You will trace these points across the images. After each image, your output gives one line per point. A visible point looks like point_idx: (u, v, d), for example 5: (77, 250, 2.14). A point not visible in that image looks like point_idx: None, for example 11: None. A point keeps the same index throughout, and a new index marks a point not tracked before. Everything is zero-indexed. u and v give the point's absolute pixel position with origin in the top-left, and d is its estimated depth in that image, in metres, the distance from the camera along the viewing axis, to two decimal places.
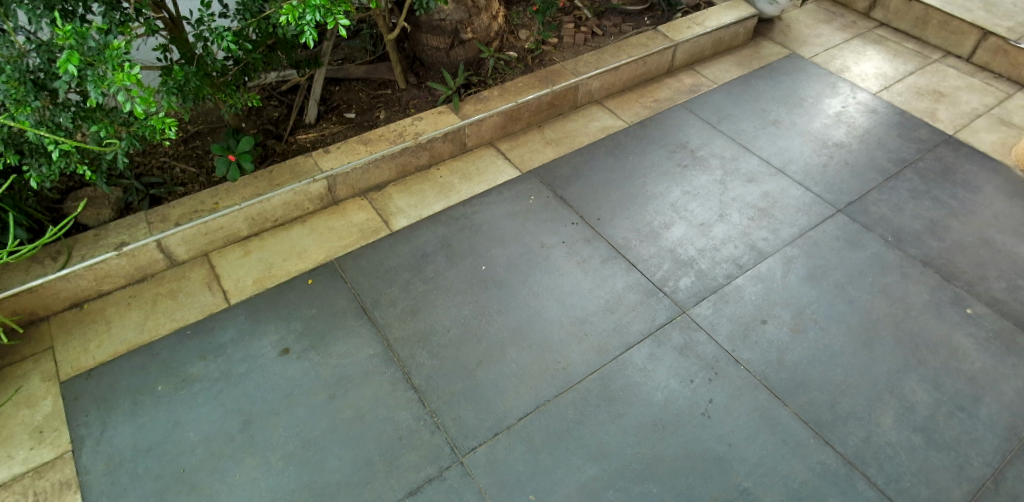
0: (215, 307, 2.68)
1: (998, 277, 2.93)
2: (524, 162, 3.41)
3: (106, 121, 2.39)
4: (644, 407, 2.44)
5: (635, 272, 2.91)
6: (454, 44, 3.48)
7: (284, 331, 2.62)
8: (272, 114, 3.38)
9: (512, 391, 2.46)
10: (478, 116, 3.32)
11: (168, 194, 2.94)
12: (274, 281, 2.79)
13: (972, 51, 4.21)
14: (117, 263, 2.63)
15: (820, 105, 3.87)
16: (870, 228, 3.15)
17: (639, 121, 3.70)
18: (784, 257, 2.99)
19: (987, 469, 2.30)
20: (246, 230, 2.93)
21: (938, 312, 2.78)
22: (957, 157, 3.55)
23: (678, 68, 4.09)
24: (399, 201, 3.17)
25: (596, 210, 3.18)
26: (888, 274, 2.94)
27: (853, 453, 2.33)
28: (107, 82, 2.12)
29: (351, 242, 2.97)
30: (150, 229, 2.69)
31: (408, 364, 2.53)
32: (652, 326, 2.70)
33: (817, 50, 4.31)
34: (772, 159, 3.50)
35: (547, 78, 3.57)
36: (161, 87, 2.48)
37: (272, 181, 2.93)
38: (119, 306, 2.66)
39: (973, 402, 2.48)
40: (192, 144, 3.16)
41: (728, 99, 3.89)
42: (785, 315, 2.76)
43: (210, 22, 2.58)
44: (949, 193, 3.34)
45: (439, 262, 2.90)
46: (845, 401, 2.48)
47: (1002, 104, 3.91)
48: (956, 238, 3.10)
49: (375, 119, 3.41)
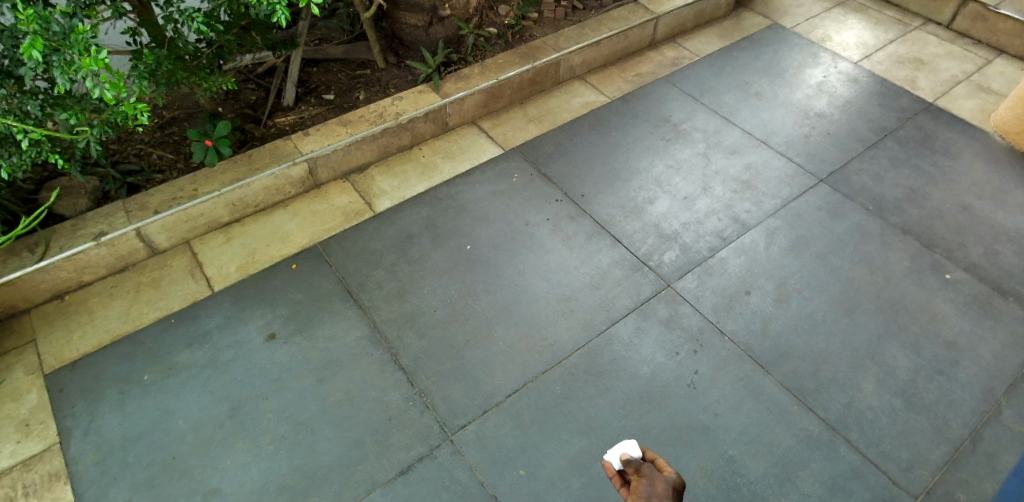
0: (199, 294, 2.67)
1: (975, 242, 2.98)
2: (507, 140, 3.39)
3: (77, 108, 2.34)
4: (632, 380, 2.47)
5: (621, 248, 2.92)
6: (433, 22, 3.42)
7: (270, 317, 2.61)
8: (249, 97, 3.32)
9: (500, 370, 2.48)
10: (459, 94, 3.29)
11: (145, 182, 2.89)
12: (258, 267, 2.77)
13: (951, 19, 4.22)
14: (98, 253, 2.59)
15: (802, 75, 3.87)
16: (851, 198, 3.18)
17: (621, 96, 3.68)
18: (767, 228, 3.02)
19: (965, 431, 2.36)
20: (228, 216, 2.89)
21: (918, 278, 2.84)
22: (936, 125, 3.57)
23: (659, 41, 4.06)
24: (382, 183, 3.15)
25: (580, 187, 3.17)
26: (869, 242, 2.98)
27: (835, 419, 2.39)
28: (75, 67, 2.09)
29: (334, 225, 2.95)
30: (128, 218, 2.66)
31: (395, 345, 2.54)
32: (638, 301, 2.72)
33: (799, 20, 4.29)
34: (755, 131, 3.51)
35: (527, 55, 3.53)
36: (132, 71, 2.43)
37: (252, 166, 2.89)
38: (102, 297, 2.63)
39: (951, 366, 2.54)
40: (169, 130, 3.10)
41: (710, 71, 3.88)
42: (768, 286, 2.79)
43: (179, 4, 2.52)
44: (929, 161, 3.37)
45: (424, 243, 2.89)
46: (827, 368, 2.53)
47: (981, 71, 3.93)
48: (935, 206, 3.14)
49: (355, 100, 3.34)
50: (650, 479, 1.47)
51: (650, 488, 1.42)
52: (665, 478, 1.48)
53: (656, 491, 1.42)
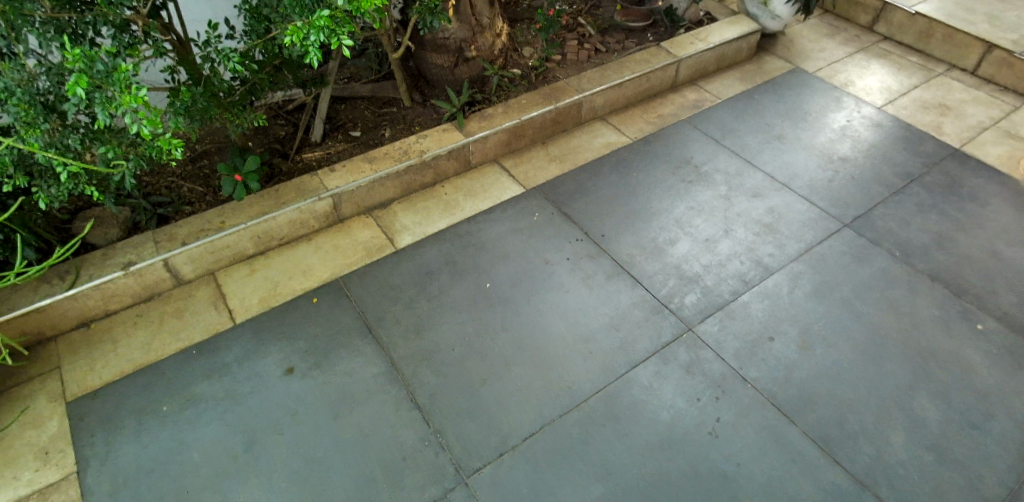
0: (221, 326, 2.69)
1: (1008, 292, 2.90)
2: (528, 179, 3.42)
3: (114, 143, 2.42)
4: (651, 426, 2.42)
5: (641, 288, 2.90)
6: (459, 61, 3.54)
7: (289, 350, 2.62)
8: (279, 133, 3.42)
9: (517, 409, 2.45)
10: (482, 133, 3.34)
11: (175, 214, 2.96)
12: (279, 300, 2.80)
13: (976, 65, 4.22)
14: (125, 282, 2.64)
15: (825, 119, 3.87)
16: (877, 243, 3.13)
17: (643, 136, 3.71)
18: (790, 272, 2.98)
19: (1003, 490, 2.25)
20: (252, 249, 2.94)
21: (948, 328, 2.76)
22: (964, 171, 3.53)
23: (681, 84, 4.11)
24: (404, 219, 3.18)
25: (601, 227, 3.18)
26: (895, 288, 2.91)
27: (863, 473, 2.30)
28: (115, 104, 2.16)
29: (356, 259, 2.98)
30: (156, 248, 2.71)
31: (412, 382, 2.52)
32: (658, 344, 2.68)
33: (820, 64, 4.32)
34: (777, 174, 3.49)
35: (550, 95, 3.59)
36: (169, 107, 2.52)
37: (277, 200, 2.94)
38: (126, 326, 2.67)
39: (986, 420, 2.44)
40: (200, 163, 3.19)
41: (732, 113, 3.90)
42: (792, 331, 2.74)
43: (216, 44, 2.65)
44: (957, 207, 3.32)
45: (443, 279, 2.90)
46: (854, 419, 2.45)
47: (1008, 117, 3.90)
48: (964, 252, 3.08)
49: (380, 137, 3.41)
50: None
51: None
52: None
53: None
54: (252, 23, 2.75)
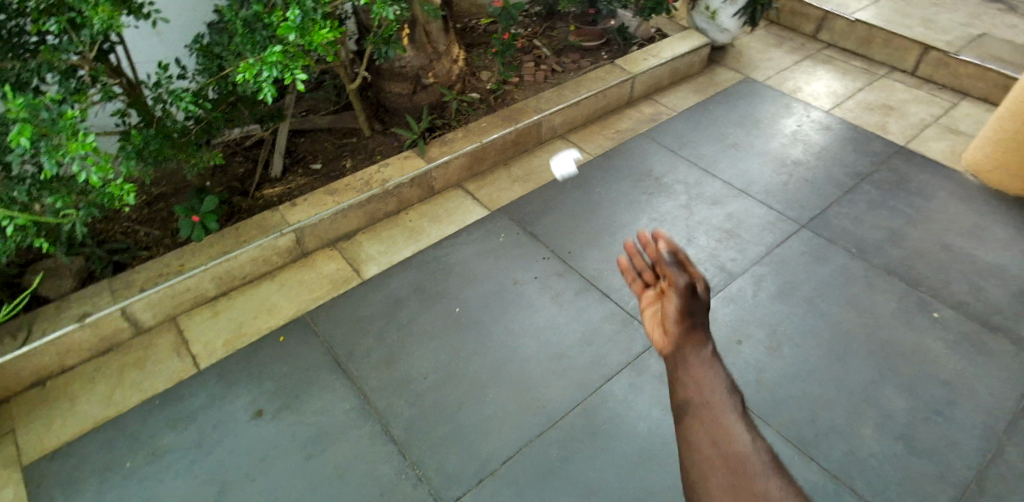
0: (185, 372, 2.62)
1: (959, 281, 3.01)
2: (492, 201, 3.44)
3: (64, 191, 2.36)
4: (629, 439, 2.42)
5: (610, 302, 2.92)
6: (417, 88, 3.55)
7: (257, 391, 2.56)
8: (237, 170, 3.38)
9: (493, 433, 2.43)
10: (444, 159, 3.36)
11: (132, 260, 2.89)
12: (245, 341, 2.74)
13: (914, 66, 4.42)
14: (81, 335, 2.56)
15: (777, 125, 3.99)
16: (834, 242, 3.22)
17: (603, 152, 3.77)
18: (753, 276, 3.04)
19: (970, 473, 2.31)
20: (214, 290, 2.88)
21: (907, 319, 2.84)
22: (910, 167, 3.67)
23: (637, 98, 4.20)
24: (369, 249, 3.16)
25: (567, 243, 3.20)
26: (855, 285, 3.00)
27: (837, 468, 2.33)
28: (62, 152, 2.11)
29: (322, 293, 2.95)
30: (113, 297, 2.64)
31: (386, 414, 2.49)
32: (630, 357, 2.70)
33: (769, 73, 4.47)
34: (735, 181, 3.58)
35: (509, 117, 3.63)
36: (120, 152, 2.48)
37: (238, 238, 2.90)
38: (84, 381, 2.58)
39: (949, 407, 2.51)
40: (156, 207, 3.14)
41: (688, 125, 4.00)
42: (759, 334, 2.78)
43: (168, 85, 2.62)
44: (906, 202, 3.44)
45: (412, 307, 2.88)
46: (825, 416, 2.49)
47: (947, 114, 4.08)
48: (916, 245, 3.19)
49: (341, 168, 3.40)
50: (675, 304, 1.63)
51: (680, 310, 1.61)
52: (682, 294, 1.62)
53: (687, 313, 1.59)
54: (205, 61, 2.75)
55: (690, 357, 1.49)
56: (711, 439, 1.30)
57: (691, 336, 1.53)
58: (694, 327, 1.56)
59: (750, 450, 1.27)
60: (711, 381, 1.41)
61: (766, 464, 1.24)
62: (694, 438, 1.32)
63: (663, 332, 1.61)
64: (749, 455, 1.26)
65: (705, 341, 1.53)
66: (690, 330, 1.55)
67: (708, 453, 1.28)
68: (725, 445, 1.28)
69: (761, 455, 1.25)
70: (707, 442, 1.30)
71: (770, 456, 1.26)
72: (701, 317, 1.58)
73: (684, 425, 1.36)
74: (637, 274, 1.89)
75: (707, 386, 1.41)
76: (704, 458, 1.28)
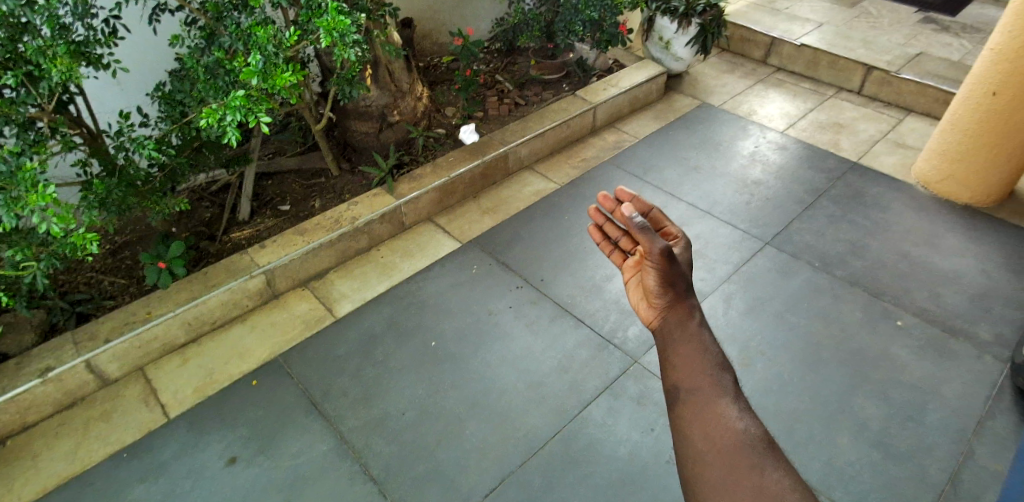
0: (154, 423, 2.55)
1: (919, 288, 3.12)
2: (463, 233, 3.47)
3: (23, 244, 2.32)
4: (611, 463, 2.42)
5: (584, 327, 2.95)
6: (383, 127, 3.61)
7: (230, 438, 2.50)
8: (204, 215, 3.36)
9: (475, 466, 2.40)
10: (413, 194, 3.39)
11: (96, 310, 2.83)
12: (216, 387, 2.68)
13: (860, 85, 4.64)
14: (44, 390, 2.48)
15: (735, 147, 4.14)
16: (798, 256, 3.32)
17: (570, 180, 3.85)
18: (723, 294, 3.11)
19: (945, 475, 2.36)
20: (183, 337, 2.83)
21: (872, 328, 2.93)
22: (864, 181, 3.83)
23: (600, 127, 4.32)
24: (342, 287, 3.15)
25: (539, 271, 3.24)
26: (820, 298, 3.08)
27: (817, 479, 2.36)
28: (21, 204, 2.09)
29: (294, 334, 2.92)
30: (77, 349, 2.57)
31: (365, 454, 2.44)
32: (607, 380, 2.71)
33: (725, 98, 4.65)
34: (699, 203, 3.68)
35: (476, 150, 3.70)
36: (81, 202, 2.46)
37: (206, 283, 2.87)
38: (47, 438, 2.49)
39: (919, 411, 2.58)
40: (120, 255, 3.09)
41: (651, 150, 4.12)
42: (732, 351, 2.83)
43: (130, 133, 2.62)
44: (863, 215, 3.58)
45: (387, 343, 2.86)
46: (802, 427, 2.53)
47: (895, 129, 4.29)
48: (876, 256, 3.31)
49: (310, 208, 3.40)
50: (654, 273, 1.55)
51: (661, 283, 1.55)
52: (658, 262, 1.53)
53: (669, 286, 1.54)
54: (167, 109, 2.79)
55: (676, 333, 1.50)
56: (704, 427, 1.34)
57: (675, 309, 1.53)
58: (678, 298, 1.54)
59: (740, 432, 1.31)
60: (699, 358, 1.44)
61: (757, 443, 1.30)
62: (686, 425, 1.36)
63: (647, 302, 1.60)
64: (739, 439, 1.30)
65: (690, 310, 1.54)
66: (674, 300, 1.54)
67: (702, 441, 1.32)
68: (716, 431, 1.32)
69: (751, 435, 1.31)
70: (700, 431, 1.34)
71: (760, 434, 1.31)
72: (682, 283, 1.56)
73: (678, 414, 1.39)
74: (611, 241, 1.83)
75: (696, 365, 1.44)
76: (698, 447, 1.32)
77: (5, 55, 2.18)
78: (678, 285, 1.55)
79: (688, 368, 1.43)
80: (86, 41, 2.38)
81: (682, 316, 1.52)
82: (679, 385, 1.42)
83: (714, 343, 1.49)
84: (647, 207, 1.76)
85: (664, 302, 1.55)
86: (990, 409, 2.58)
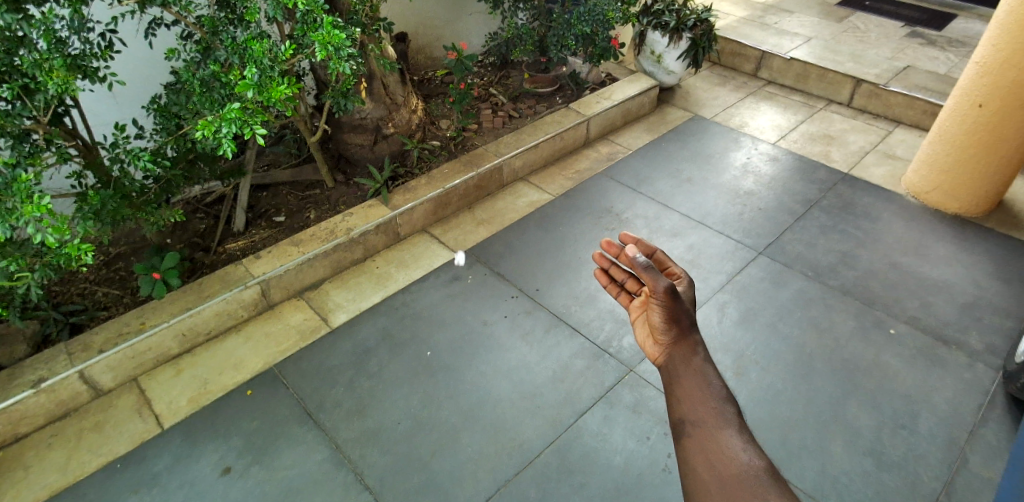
0: (147, 434, 2.53)
1: (910, 297, 3.15)
2: (458, 244, 3.49)
3: (16, 255, 2.32)
4: (606, 472, 2.41)
5: (579, 337, 2.96)
6: (377, 139, 3.64)
7: (224, 449, 2.48)
8: (199, 226, 3.36)
9: (470, 476, 2.39)
10: (408, 205, 3.41)
11: (89, 320, 2.82)
12: (210, 398, 2.67)
13: (850, 98, 4.71)
14: (36, 401, 2.46)
15: (727, 159, 4.18)
16: (790, 266, 3.35)
17: (564, 191, 3.88)
18: (716, 303, 3.13)
19: (938, 484, 2.36)
20: (177, 347, 2.82)
21: (865, 336, 2.95)
22: (855, 192, 3.87)
23: (593, 139, 4.36)
24: (336, 297, 3.16)
25: (534, 281, 3.25)
26: (813, 307, 3.11)
27: (812, 487, 2.36)
28: (16, 215, 2.09)
29: (289, 344, 2.91)
30: (70, 360, 2.56)
31: (359, 465, 2.43)
32: (602, 390, 2.72)
33: (716, 110, 4.71)
34: (692, 213, 3.72)
35: (470, 162, 3.73)
36: (76, 213, 2.46)
37: (201, 293, 2.87)
38: (39, 449, 2.47)
39: (912, 419, 2.59)
40: (114, 266, 3.09)
41: (644, 162, 4.16)
42: (726, 360, 2.84)
43: (125, 144, 2.63)
44: (854, 225, 3.62)
45: (382, 354, 2.86)
46: (796, 436, 2.53)
47: (884, 141, 4.35)
48: (867, 265, 3.34)
49: (305, 220, 3.42)
50: (659, 311, 1.53)
51: (668, 320, 1.52)
52: (663, 300, 1.51)
53: (675, 323, 1.52)
54: (163, 121, 2.81)
55: (682, 367, 1.48)
56: (708, 459, 1.28)
57: (680, 345, 1.51)
58: (683, 333, 1.52)
59: (744, 464, 1.25)
60: (703, 392, 1.41)
61: (761, 476, 1.23)
62: (689, 457, 1.31)
63: (654, 339, 1.57)
64: (743, 471, 1.24)
65: (694, 346, 1.51)
66: (679, 336, 1.52)
67: (706, 474, 1.26)
68: (718, 461, 1.27)
69: (754, 468, 1.24)
70: (703, 463, 1.28)
71: (764, 467, 1.25)
72: (687, 319, 1.53)
73: (681, 446, 1.34)
74: (617, 282, 1.79)
75: (701, 398, 1.40)
76: (702, 480, 1.26)
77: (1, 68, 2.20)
78: (683, 321, 1.52)
79: (693, 400, 1.39)
80: (81, 55, 2.39)
81: (688, 353, 1.50)
82: (683, 418, 1.37)
83: (719, 377, 1.45)
84: (650, 249, 1.76)
85: (669, 339, 1.53)
86: (982, 417, 2.59)
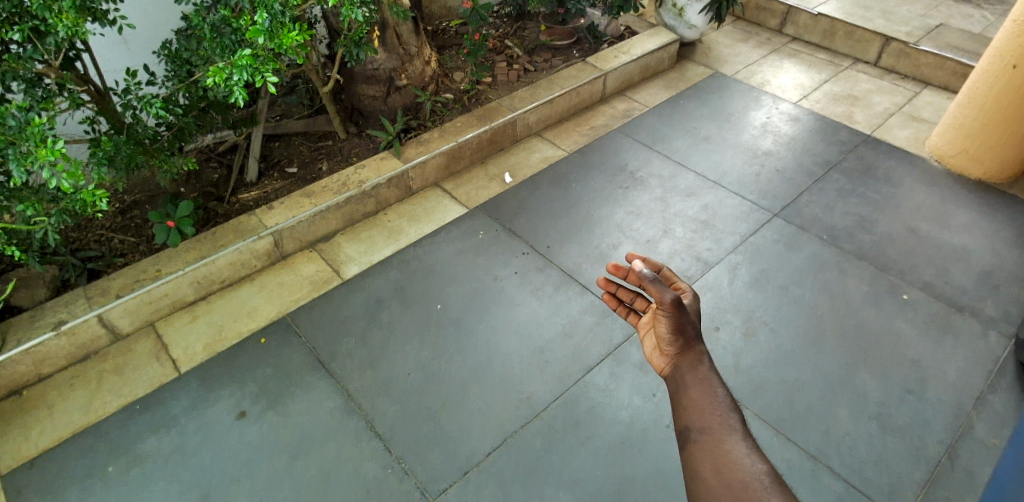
0: (165, 377, 2.60)
1: (926, 264, 3.11)
2: (470, 199, 3.47)
3: (33, 200, 2.34)
4: (611, 428, 2.46)
5: (589, 294, 2.96)
6: (390, 91, 3.59)
7: (239, 395, 2.55)
8: (212, 176, 3.36)
9: (478, 427, 2.45)
10: (420, 159, 3.38)
11: (107, 267, 2.87)
12: (225, 344, 2.73)
13: (877, 57, 4.54)
14: (57, 343, 2.53)
15: (747, 118, 4.08)
16: (805, 229, 3.30)
17: (578, 148, 3.83)
18: (728, 264, 3.11)
19: (940, 449, 2.39)
20: (192, 295, 2.87)
21: (877, 302, 2.93)
22: (877, 155, 3.78)
23: (610, 95, 4.27)
24: (349, 249, 3.17)
25: (545, 239, 3.24)
26: (826, 271, 3.08)
27: (814, 448, 2.40)
28: (30, 159, 2.10)
29: (302, 294, 2.95)
30: (89, 304, 2.61)
31: (371, 413, 2.50)
32: (611, 347, 2.74)
33: (738, 67, 4.57)
34: (708, 173, 3.66)
35: (483, 117, 3.68)
36: (91, 158, 2.46)
37: (215, 243, 2.89)
38: (62, 389, 2.55)
39: (919, 386, 2.59)
40: (130, 214, 3.11)
41: (660, 120, 4.07)
42: (736, 320, 2.85)
43: (137, 91, 2.60)
44: (874, 189, 3.54)
45: (393, 307, 2.89)
46: (801, 397, 2.56)
47: (910, 102, 4.21)
48: (884, 230, 3.29)
49: (318, 171, 3.40)
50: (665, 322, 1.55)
51: (674, 331, 1.54)
52: (669, 311, 1.53)
53: (681, 333, 1.53)
54: (174, 68, 2.77)
55: (689, 376, 1.47)
56: (714, 464, 1.27)
57: (685, 355, 1.51)
58: (689, 344, 1.52)
59: (748, 468, 1.23)
60: (710, 401, 1.39)
61: (764, 481, 1.20)
62: (695, 463, 1.30)
63: (660, 351, 1.58)
64: (747, 475, 1.22)
65: (700, 356, 1.51)
66: (684, 346, 1.53)
67: (713, 481, 1.24)
68: (723, 467, 1.25)
69: (758, 473, 1.22)
70: (709, 469, 1.27)
71: (767, 470, 1.22)
72: (692, 329, 1.54)
73: (688, 453, 1.33)
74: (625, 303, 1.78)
75: (706, 407, 1.39)
76: (707, 484, 1.25)
77: (11, 9, 2.16)
78: (689, 331, 1.53)
79: (700, 410, 1.38)
80: None
81: (694, 363, 1.50)
82: (690, 425, 1.37)
83: (725, 386, 1.44)
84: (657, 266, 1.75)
85: (675, 349, 1.54)
86: (991, 385, 2.59)
